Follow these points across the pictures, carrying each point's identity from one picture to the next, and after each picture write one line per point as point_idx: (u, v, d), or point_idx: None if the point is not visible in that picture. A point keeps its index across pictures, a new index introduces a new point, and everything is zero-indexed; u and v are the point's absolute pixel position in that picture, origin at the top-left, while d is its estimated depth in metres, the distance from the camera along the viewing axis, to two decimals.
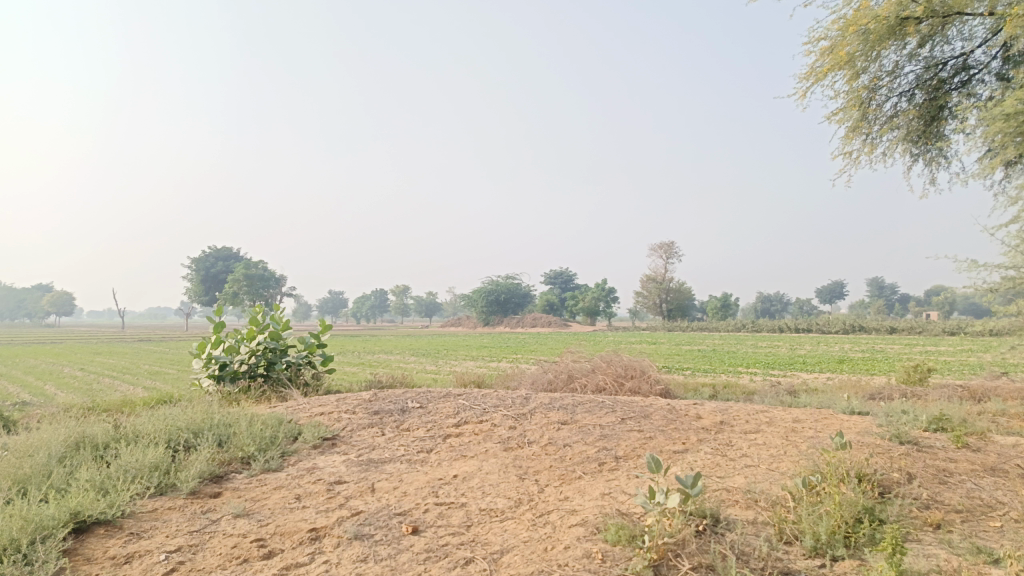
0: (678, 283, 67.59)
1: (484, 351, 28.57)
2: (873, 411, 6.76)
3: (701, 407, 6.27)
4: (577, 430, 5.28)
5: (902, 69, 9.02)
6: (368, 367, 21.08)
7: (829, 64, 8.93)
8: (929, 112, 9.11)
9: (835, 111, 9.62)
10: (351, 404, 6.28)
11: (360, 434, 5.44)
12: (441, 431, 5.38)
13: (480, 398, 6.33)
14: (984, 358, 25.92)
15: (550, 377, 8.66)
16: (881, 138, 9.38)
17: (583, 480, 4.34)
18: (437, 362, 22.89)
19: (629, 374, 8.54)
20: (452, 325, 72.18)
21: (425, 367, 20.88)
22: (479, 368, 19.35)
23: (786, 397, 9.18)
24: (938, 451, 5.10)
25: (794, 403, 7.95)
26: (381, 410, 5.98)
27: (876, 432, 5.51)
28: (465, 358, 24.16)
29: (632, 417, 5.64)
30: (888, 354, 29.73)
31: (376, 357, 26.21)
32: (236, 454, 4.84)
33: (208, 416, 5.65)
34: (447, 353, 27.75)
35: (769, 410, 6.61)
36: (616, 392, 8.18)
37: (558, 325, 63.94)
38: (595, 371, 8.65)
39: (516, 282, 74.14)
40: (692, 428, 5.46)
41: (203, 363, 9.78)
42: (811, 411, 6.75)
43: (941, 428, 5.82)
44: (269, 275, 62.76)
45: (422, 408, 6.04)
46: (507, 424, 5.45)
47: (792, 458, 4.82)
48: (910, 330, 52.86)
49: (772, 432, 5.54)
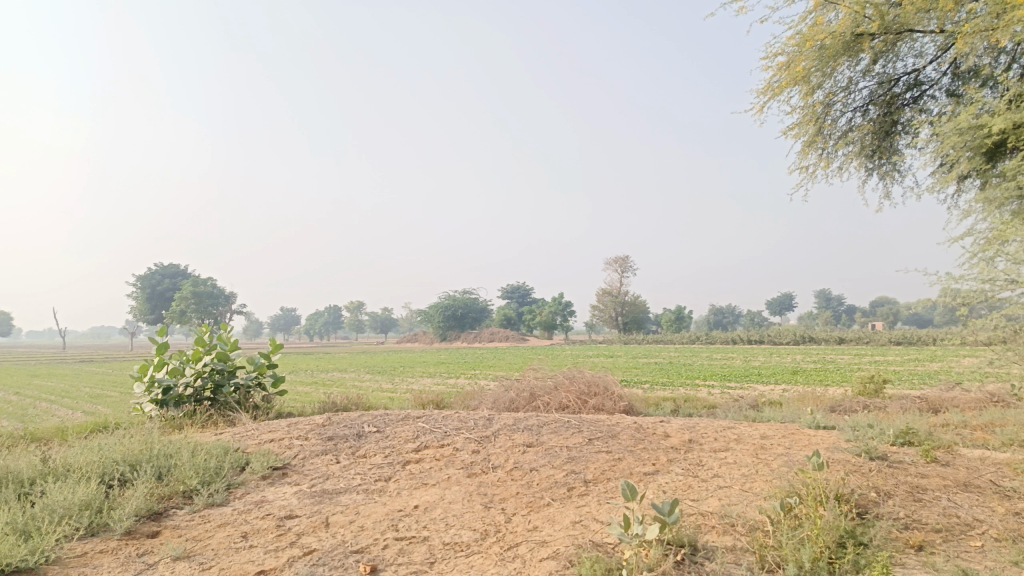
0: (633, 297, 68.12)
1: (441, 367, 28.19)
2: (838, 426, 6.70)
3: (668, 426, 6.11)
4: (544, 453, 5.05)
5: (856, 84, 9.10)
6: (322, 387, 20.47)
7: (786, 79, 8.95)
8: (883, 127, 9.20)
9: (791, 126, 9.67)
10: (304, 430, 5.95)
11: (313, 462, 5.12)
12: (400, 457, 5.10)
13: (440, 420, 6.06)
14: (931, 367, 26.59)
15: (512, 396, 8.42)
16: (836, 152, 9.45)
17: (552, 507, 4.11)
18: (393, 380, 22.40)
19: (592, 391, 8.36)
20: (408, 341, 71.36)
21: (381, 386, 20.40)
22: (436, 386, 18.96)
23: (750, 411, 9.12)
24: (909, 467, 5.02)
25: (758, 418, 7.88)
26: (335, 435, 5.67)
27: (845, 449, 5.42)
28: (422, 376, 23.73)
29: (599, 437, 5.45)
30: (839, 364, 30.32)
31: (331, 376, 25.57)
32: (177, 488, 4.48)
33: (148, 446, 5.25)
34: (403, 370, 27.27)
35: (736, 426, 6.49)
36: (580, 410, 7.99)
37: (515, 340, 63.71)
38: (557, 388, 8.45)
39: (472, 298, 73.81)
40: (661, 448, 5.29)
41: (146, 386, 9.28)
42: (778, 426, 6.66)
43: (908, 442, 5.77)
44: (219, 293, 61.19)
45: (380, 433, 5.74)
46: (470, 448, 5.20)
47: (765, 478, 4.68)
48: (858, 340, 54.06)
49: (742, 450, 5.41)
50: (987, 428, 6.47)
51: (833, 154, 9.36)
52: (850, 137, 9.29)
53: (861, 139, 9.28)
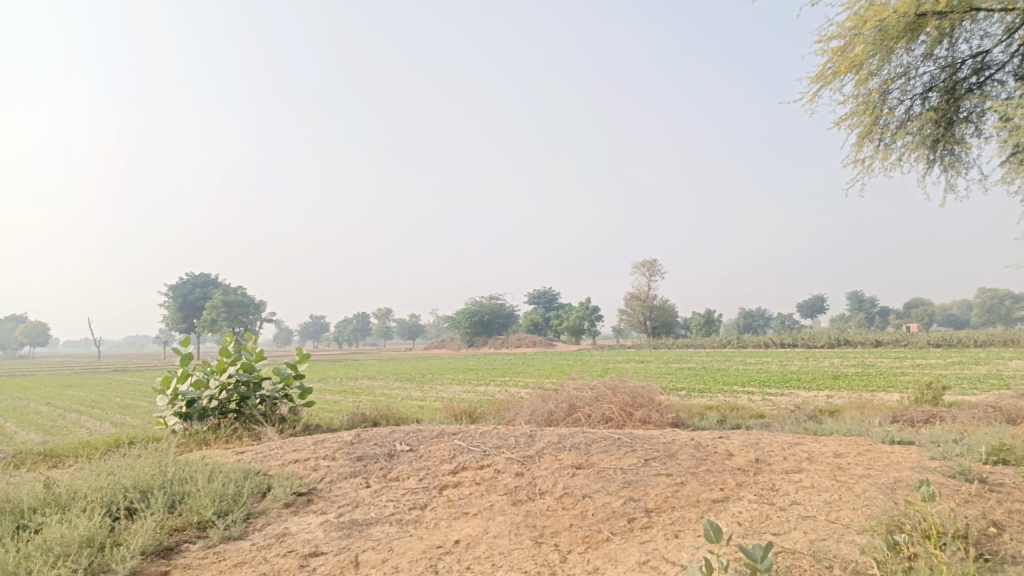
0: (661, 301, 67.10)
1: (469, 374, 27.74)
2: (915, 440, 6.05)
3: (729, 442, 5.54)
4: (596, 476, 4.52)
5: (915, 69, 8.45)
6: (349, 396, 20.07)
7: (839, 66, 8.34)
8: (946, 115, 8.54)
9: (844, 116, 9.04)
10: (331, 448, 5.48)
11: (341, 487, 4.64)
12: (436, 481, 4.60)
13: (478, 437, 5.54)
14: (980, 371, 25.52)
15: (551, 408, 7.87)
16: (894, 143, 8.82)
17: (612, 543, 3.58)
18: (422, 388, 21.92)
19: (638, 402, 7.78)
20: (436, 348, 71.11)
21: (410, 394, 19.94)
22: (466, 394, 18.43)
23: (808, 422, 8.46)
24: (1014, 491, 4.39)
25: (819, 430, 7.24)
26: (364, 455, 5.18)
27: (935, 468, 4.81)
28: (451, 383, 23.24)
29: (656, 457, 4.90)
30: (879, 368, 29.33)
31: (358, 384, 25.23)
32: (190, 519, 4.03)
33: (161, 468, 4.81)
34: (432, 378, 26.81)
35: (802, 442, 5.88)
36: (624, 423, 7.44)
37: (543, 345, 63.05)
38: (599, 400, 7.90)
39: (499, 304, 73.39)
40: (727, 470, 4.73)
41: (169, 399, 8.88)
42: (848, 442, 6.03)
43: (1004, 459, 5.12)
44: (248, 301, 61.45)
45: (413, 452, 5.25)
46: (513, 470, 4.69)
47: (853, 507, 4.09)
48: (895, 343, 52.48)
49: (818, 472, 4.82)
50: None
51: (892, 145, 8.72)
52: (910, 126, 8.64)
53: (923, 128, 8.63)
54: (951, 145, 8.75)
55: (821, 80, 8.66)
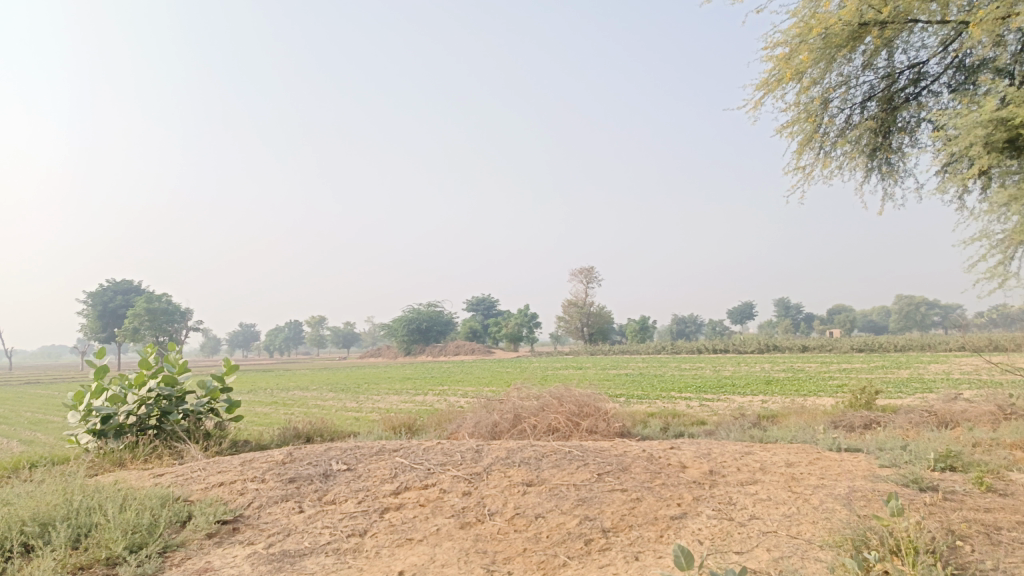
0: (598, 308, 67.77)
1: (406, 383, 27.15)
2: (862, 447, 6.04)
3: (681, 453, 5.38)
4: (548, 494, 4.26)
5: (855, 78, 8.60)
6: (281, 407, 19.32)
7: (783, 73, 8.42)
8: (883, 124, 8.72)
9: (787, 123, 9.15)
10: (260, 469, 5.06)
11: (271, 513, 4.25)
12: (377, 503, 4.26)
13: (421, 454, 5.22)
14: (902, 375, 26.50)
15: (495, 419, 7.59)
16: (834, 150, 8.96)
17: (569, 569, 3.33)
18: (358, 398, 21.32)
19: (585, 411, 7.59)
20: (371, 356, 69.93)
21: (345, 405, 19.31)
22: (404, 404, 17.97)
23: (752, 429, 8.44)
24: (967, 499, 4.34)
25: (765, 437, 7.20)
26: (298, 476, 4.79)
27: (888, 477, 4.75)
28: (388, 393, 22.70)
29: (609, 471, 4.69)
30: (808, 373, 30.19)
31: (291, 395, 24.35)
32: (98, 555, 3.58)
33: (65, 496, 4.30)
34: (369, 387, 26.17)
35: (753, 451, 5.77)
36: (571, 434, 7.22)
37: (481, 352, 62.69)
38: (545, 410, 7.67)
39: (436, 311, 72.70)
40: (682, 483, 4.55)
41: (82, 416, 8.21)
42: (797, 450, 5.96)
43: (952, 467, 5.11)
44: (173, 309, 58.94)
45: (351, 471, 4.89)
46: (459, 490, 4.39)
47: (813, 521, 3.95)
48: (821, 348, 54.35)
49: (773, 483, 4.69)
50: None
51: (832, 152, 8.85)
52: (850, 135, 8.79)
53: (862, 137, 8.79)
54: (888, 154, 8.94)
55: (765, 87, 8.73)
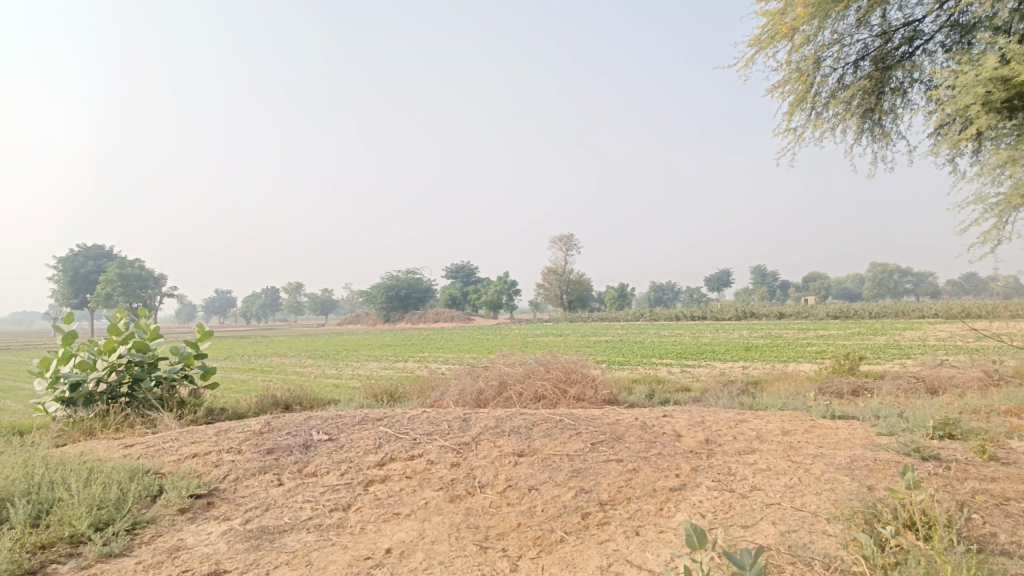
0: (578, 275, 67.78)
1: (385, 350, 26.91)
2: (856, 415, 5.93)
3: (675, 421, 5.21)
4: (540, 464, 4.06)
5: (849, 36, 8.35)
6: (259, 374, 19.01)
7: (776, 30, 8.16)
8: (876, 85, 8.50)
9: (778, 83, 8.90)
10: (236, 440, 4.81)
11: (249, 486, 4.02)
12: (360, 475, 4.04)
13: (405, 423, 5.00)
14: (879, 341, 26.79)
15: (480, 386, 7.40)
16: (826, 111, 8.76)
17: (567, 545, 3.14)
18: (337, 365, 21.06)
19: (572, 378, 7.42)
20: (350, 323, 69.47)
21: (324, 372, 19.05)
22: (384, 371, 17.78)
23: (740, 395, 8.35)
24: (970, 468, 4.23)
25: (754, 404, 7.08)
26: (276, 447, 4.55)
27: (889, 446, 4.62)
28: (368, 360, 22.46)
29: (603, 441, 4.51)
30: (786, 339, 30.43)
31: (269, 362, 24.01)
32: (60, 533, 3.33)
33: (25, 470, 4.02)
34: (348, 354, 25.92)
35: (747, 419, 5.63)
36: (558, 401, 7.05)
37: (460, 320, 62.53)
38: (531, 377, 7.48)
39: (415, 278, 72.26)
40: (679, 453, 4.37)
41: (49, 384, 7.87)
42: (790, 417, 5.84)
43: (950, 434, 5.00)
44: (146, 275, 57.81)
45: (332, 442, 4.66)
46: (447, 461, 4.18)
47: (817, 492, 3.80)
48: (797, 315, 54.95)
49: (771, 452, 4.54)
50: (1019, 413, 5.78)
51: (824, 113, 8.63)
52: (842, 95, 8.58)
53: (854, 97, 8.57)
54: (880, 116, 8.74)
55: (757, 45, 8.47)
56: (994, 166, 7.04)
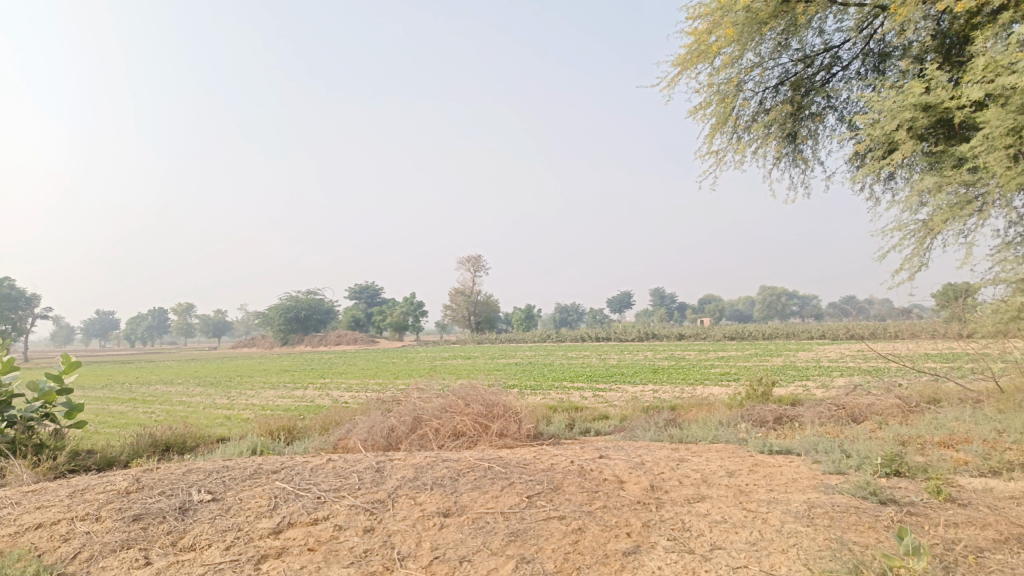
0: (484, 297, 67.44)
1: (284, 376, 25.43)
2: (793, 450, 5.64)
3: (614, 464, 4.72)
4: (471, 527, 3.46)
5: (770, 61, 8.32)
6: (139, 405, 17.34)
7: (701, 49, 8.03)
8: (796, 110, 8.49)
9: (700, 105, 8.79)
10: (96, 503, 3.94)
11: (105, 568, 3.20)
12: (251, 549, 3.30)
13: (308, 476, 4.27)
14: (776, 362, 27.65)
15: (392, 423, 6.69)
16: (747, 135, 8.69)
17: None
18: (229, 394, 19.56)
19: (493, 413, 6.84)
20: (245, 346, 66.12)
21: (216, 401, 17.60)
22: (281, 400, 16.57)
23: (666, 425, 8.02)
24: (931, 512, 3.94)
25: (685, 437, 6.72)
26: (145, 514, 3.73)
27: (842, 490, 4.29)
28: (263, 387, 21.01)
29: (540, 492, 3.95)
30: (689, 361, 30.94)
31: (154, 390, 22.09)
32: None
33: None
34: (242, 381, 24.25)
35: (685, 457, 5.22)
36: (479, 440, 6.46)
37: (364, 342, 60.74)
38: (448, 412, 6.85)
39: (317, 299, 69.84)
40: (625, 505, 3.86)
41: None
42: (729, 454, 5.48)
43: (897, 471, 4.74)
44: (16, 295, 52.92)
45: (218, 503, 3.88)
46: (359, 526, 3.50)
47: (783, 549, 3.37)
48: (695, 336, 56.66)
49: (723, 499, 4.11)
50: (953, 445, 5.65)
51: (746, 136, 8.56)
52: (763, 119, 8.53)
53: (774, 122, 8.53)
54: (799, 142, 8.74)
55: (681, 64, 8.32)
56: (916, 192, 7.06)
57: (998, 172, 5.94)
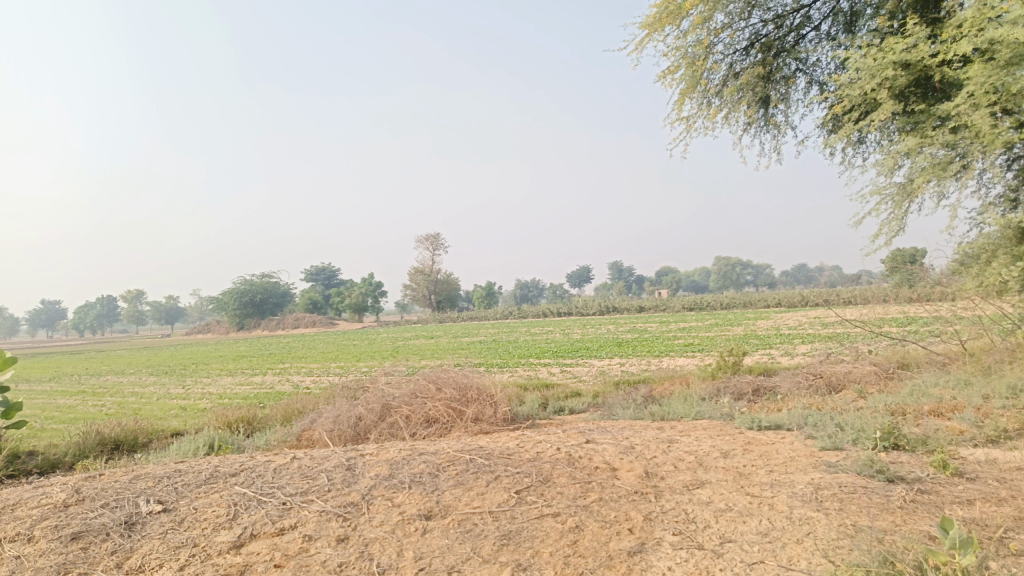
0: (445, 274, 66.87)
1: (241, 362, 24.63)
2: (783, 425, 5.43)
3: (603, 450, 4.42)
4: (456, 532, 3.11)
5: (741, 21, 8.01)
6: (89, 398, 16.53)
7: (671, 10, 7.68)
8: (768, 72, 8.22)
9: (669, 70, 8.45)
10: (28, 521, 3.47)
11: None
12: (209, 569, 2.90)
13: (271, 479, 3.86)
14: (739, 331, 27.90)
15: (360, 412, 6.29)
16: (719, 99, 8.39)
17: None
18: (184, 383, 18.82)
19: (467, 397, 6.49)
20: (199, 333, 64.40)
21: (170, 391, 16.89)
22: (239, 387, 15.94)
23: (644, 402, 7.78)
24: (941, 489, 3.74)
25: (667, 414, 6.48)
26: (85, 532, 3.28)
27: (845, 468, 4.07)
28: (220, 374, 20.25)
29: (529, 486, 3.62)
30: (652, 333, 31.03)
31: (104, 381, 21.17)
32: None
33: None
34: (197, 368, 23.45)
35: (675, 438, 4.95)
36: (453, 426, 6.12)
37: (323, 325, 59.70)
38: (419, 397, 6.48)
39: (272, 282, 68.32)
40: (622, 496, 3.55)
41: None
42: (719, 432, 5.24)
43: (896, 445, 4.54)
44: None
45: (170, 515, 3.45)
46: (332, 535, 3.12)
47: (798, 540, 3.10)
48: (655, 308, 57.03)
49: (723, 484, 3.83)
50: (943, 414, 5.51)
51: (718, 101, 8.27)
52: (735, 83, 8.24)
53: (747, 85, 8.24)
54: (771, 107, 8.48)
55: (650, 25, 7.96)
56: (895, 153, 6.86)
57: (983, 129, 5.75)
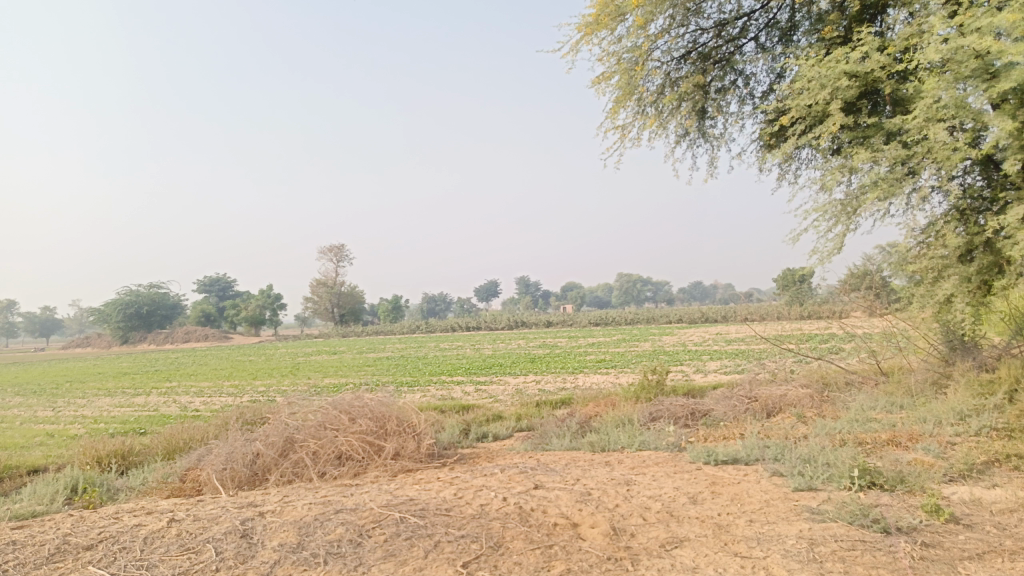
0: (349, 287, 64.79)
1: (121, 380, 22.38)
2: (742, 459, 4.93)
3: (556, 498, 3.74)
4: None
5: (679, 26, 7.64)
6: None
7: (610, 9, 7.21)
8: (705, 82, 7.89)
9: (603, 75, 7.98)
10: None
11: None
12: None
13: (142, 553, 2.96)
14: (647, 348, 27.99)
15: (258, 449, 5.36)
16: (654, 108, 7.98)
17: None
18: (53, 404, 16.75)
19: (384, 429, 5.68)
20: (76, 346, 59.37)
21: (35, 414, 14.94)
22: (117, 410, 14.24)
23: (578, 428, 7.17)
24: (943, 541, 3.28)
25: (608, 444, 5.88)
26: None
27: (834, 515, 3.56)
28: (96, 395, 18.23)
29: (479, 556, 2.89)
30: (562, 349, 30.68)
31: None
32: None
33: None
34: (72, 387, 21.12)
35: (631, 478, 4.33)
36: (369, 465, 5.29)
37: (216, 339, 56.39)
38: (328, 429, 5.60)
39: (162, 293, 64.09)
40: (593, 566, 2.89)
41: None
42: (675, 470, 4.68)
43: (873, 483, 4.07)
44: None
45: None
46: None
47: None
48: (563, 322, 57.15)
49: (705, 542, 3.23)
50: (902, 444, 5.17)
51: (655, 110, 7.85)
52: (671, 91, 7.85)
53: (684, 95, 7.87)
54: (708, 119, 8.14)
55: (586, 26, 7.45)
56: (839, 168, 6.60)
57: (939, 144, 5.54)
